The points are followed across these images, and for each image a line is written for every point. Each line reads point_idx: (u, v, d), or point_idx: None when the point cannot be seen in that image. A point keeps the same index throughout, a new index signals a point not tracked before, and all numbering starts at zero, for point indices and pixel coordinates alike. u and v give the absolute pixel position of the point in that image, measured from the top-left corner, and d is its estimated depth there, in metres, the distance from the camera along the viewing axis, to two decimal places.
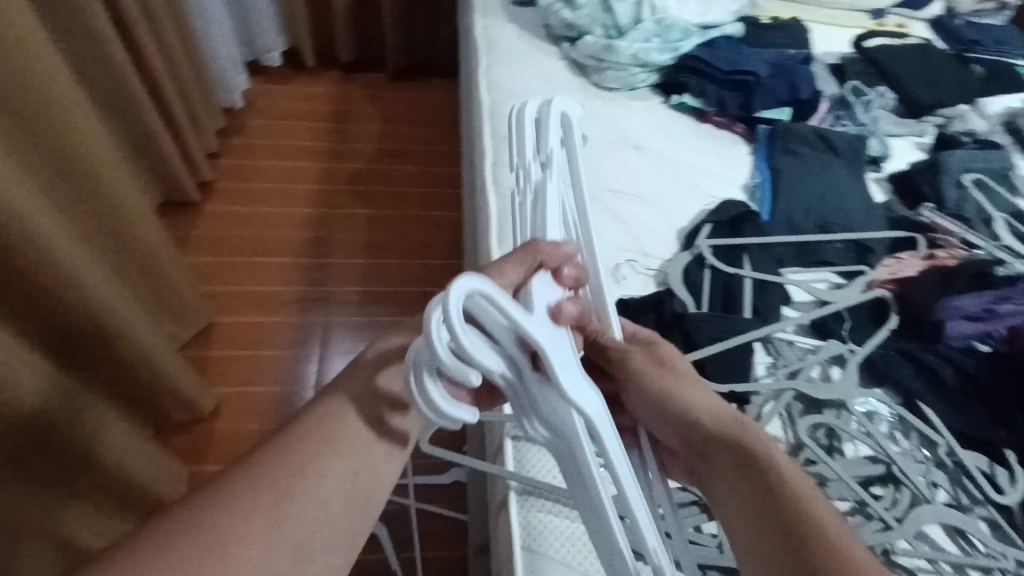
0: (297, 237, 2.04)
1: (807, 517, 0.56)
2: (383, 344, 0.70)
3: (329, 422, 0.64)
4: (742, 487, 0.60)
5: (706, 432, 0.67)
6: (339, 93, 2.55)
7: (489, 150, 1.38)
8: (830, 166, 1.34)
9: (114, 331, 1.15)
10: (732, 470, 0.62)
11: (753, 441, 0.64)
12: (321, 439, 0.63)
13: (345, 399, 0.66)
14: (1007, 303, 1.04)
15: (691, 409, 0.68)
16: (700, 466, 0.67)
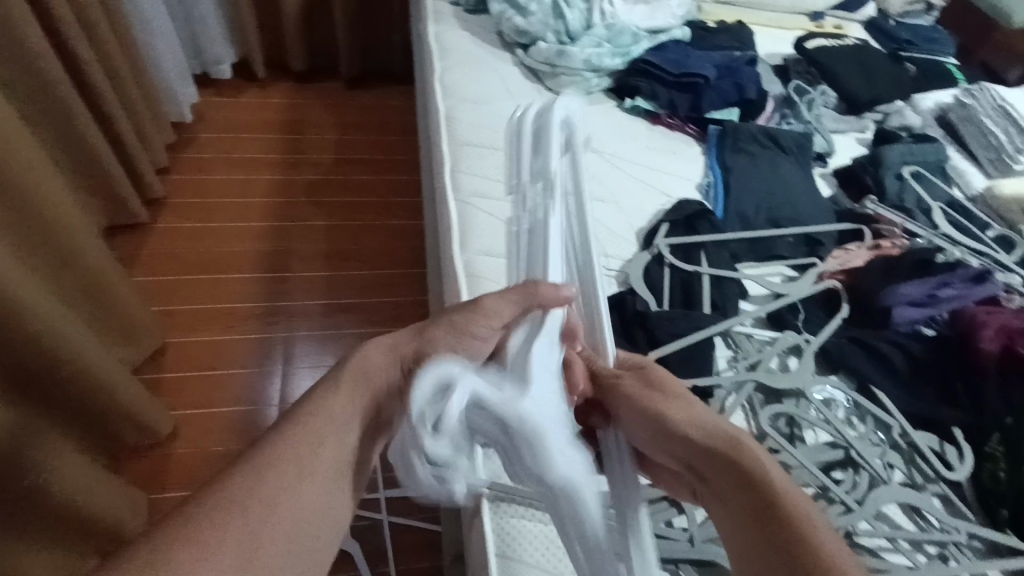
0: (254, 251, 2.00)
1: (799, 534, 0.55)
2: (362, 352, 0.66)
3: (322, 408, 0.62)
4: (735, 503, 0.59)
5: (704, 449, 0.62)
6: (293, 103, 2.51)
7: (448, 157, 1.38)
8: (778, 163, 1.39)
9: (65, 357, 1.10)
10: (733, 490, 0.60)
11: (746, 455, 0.61)
12: (315, 426, 0.61)
13: (335, 391, 0.64)
14: (947, 288, 1.09)
15: (681, 429, 0.64)
16: (700, 486, 0.63)
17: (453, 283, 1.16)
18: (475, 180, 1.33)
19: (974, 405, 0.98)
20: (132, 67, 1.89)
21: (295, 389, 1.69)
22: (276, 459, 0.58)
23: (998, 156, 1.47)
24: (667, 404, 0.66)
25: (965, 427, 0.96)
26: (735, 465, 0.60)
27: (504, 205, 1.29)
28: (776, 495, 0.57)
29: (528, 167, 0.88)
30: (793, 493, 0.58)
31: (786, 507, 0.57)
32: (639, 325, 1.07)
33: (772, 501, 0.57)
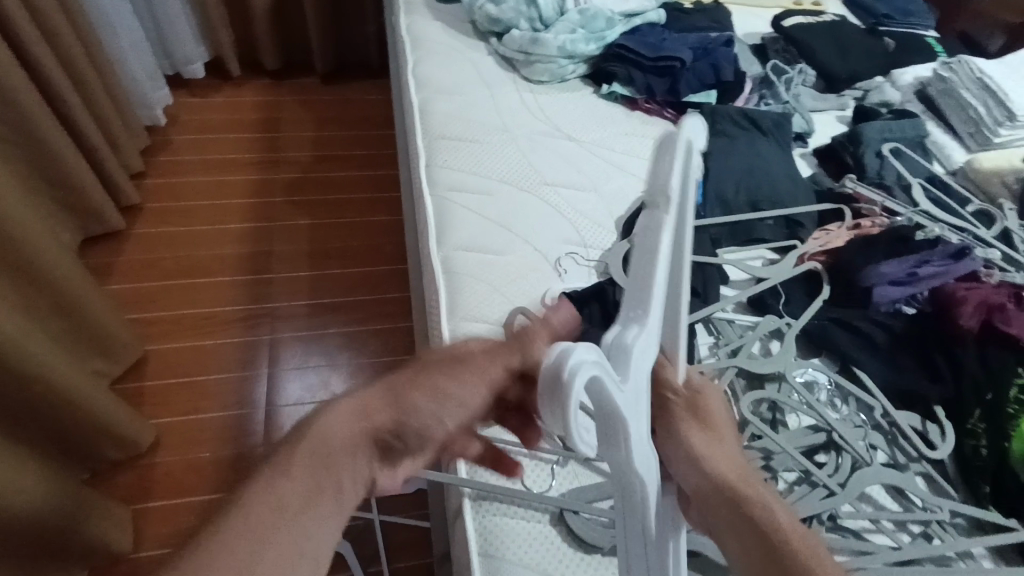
0: (234, 254, 1.97)
1: (798, 559, 0.59)
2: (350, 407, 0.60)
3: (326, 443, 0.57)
4: (740, 530, 0.63)
5: (722, 485, 0.65)
6: (269, 101, 2.47)
7: (423, 151, 1.36)
8: (756, 145, 1.38)
9: (30, 374, 1.09)
10: (744, 526, 0.63)
11: (758, 496, 0.64)
12: (319, 461, 0.56)
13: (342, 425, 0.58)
14: (927, 266, 1.08)
15: (707, 463, 0.66)
16: (708, 514, 0.66)
17: (431, 280, 1.15)
18: (451, 176, 1.31)
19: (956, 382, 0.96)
20: (99, 73, 1.85)
21: (282, 391, 1.68)
22: (260, 504, 0.52)
23: (978, 129, 1.46)
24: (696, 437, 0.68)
25: (946, 404, 0.96)
26: (745, 502, 0.64)
27: (481, 198, 1.28)
28: (782, 534, 0.61)
29: (649, 185, 0.76)
30: (798, 532, 0.62)
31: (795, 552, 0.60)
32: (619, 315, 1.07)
33: (779, 539, 0.61)
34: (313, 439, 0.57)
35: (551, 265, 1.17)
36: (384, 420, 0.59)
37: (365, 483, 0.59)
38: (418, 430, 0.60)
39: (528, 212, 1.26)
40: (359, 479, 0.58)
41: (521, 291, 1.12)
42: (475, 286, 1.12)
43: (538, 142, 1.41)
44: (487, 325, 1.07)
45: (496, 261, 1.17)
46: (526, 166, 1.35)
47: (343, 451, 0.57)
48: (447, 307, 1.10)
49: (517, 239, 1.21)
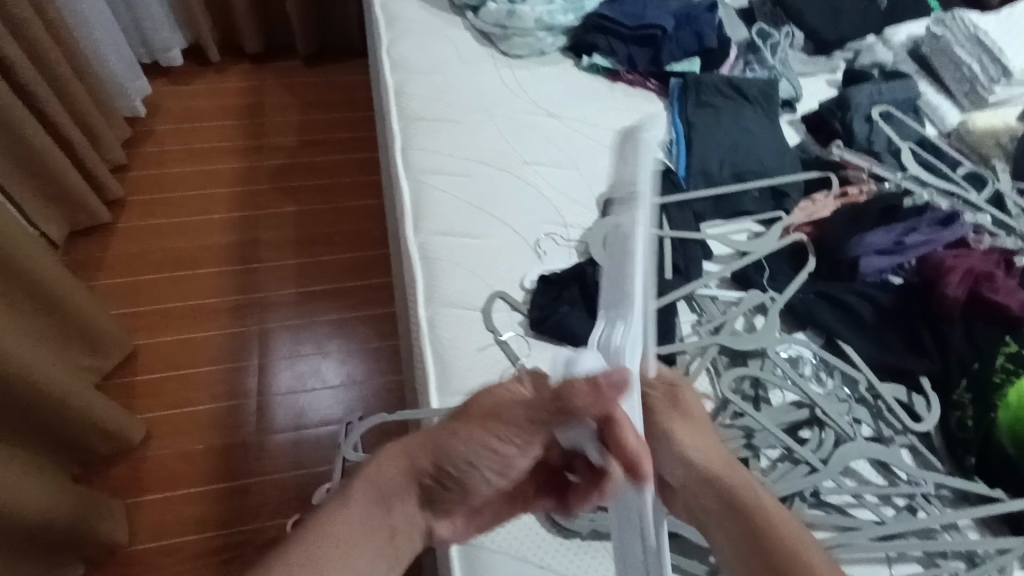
0: (221, 245, 1.96)
1: (784, 548, 0.62)
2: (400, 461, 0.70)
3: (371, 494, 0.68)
4: (729, 524, 0.66)
5: (706, 473, 0.68)
6: (251, 85, 2.42)
7: (399, 134, 1.33)
8: (742, 114, 1.34)
9: (13, 375, 1.09)
10: (730, 513, 0.66)
11: (741, 482, 0.68)
12: (363, 511, 0.67)
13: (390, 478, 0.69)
14: (914, 234, 1.05)
15: (689, 455, 0.70)
16: (693, 501, 0.69)
17: (407, 266, 1.13)
18: (428, 158, 1.28)
19: (941, 354, 0.94)
20: (72, 66, 1.82)
21: (274, 381, 1.69)
22: (309, 545, 0.64)
23: (972, 88, 1.41)
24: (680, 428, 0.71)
25: (932, 376, 0.94)
26: (728, 488, 0.67)
27: (458, 180, 1.25)
28: (764, 517, 0.64)
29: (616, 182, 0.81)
30: (786, 520, 0.65)
31: (776, 531, 0.63)
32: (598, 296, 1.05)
33: (762, 523, 0.64)
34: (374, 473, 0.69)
35: (530, 246, 1.15)
36: (427, 465, 0.69)
37: (414, 522, 0.71)
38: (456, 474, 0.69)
39: (506, 192, 1.23)
40: (409, 517, 0.70)
41: (499, 276, 1.10)
42: (453, 272, 1.10)
43: (517, 119, 1.37)
44: (465, 310, 1.05)
45: (474, 244, 1.15)
46: (505, 144, 1.32)
47: (392, 489, 0.69)
48: (423, 293, 1.08)
49: (494, 222, 1.18)
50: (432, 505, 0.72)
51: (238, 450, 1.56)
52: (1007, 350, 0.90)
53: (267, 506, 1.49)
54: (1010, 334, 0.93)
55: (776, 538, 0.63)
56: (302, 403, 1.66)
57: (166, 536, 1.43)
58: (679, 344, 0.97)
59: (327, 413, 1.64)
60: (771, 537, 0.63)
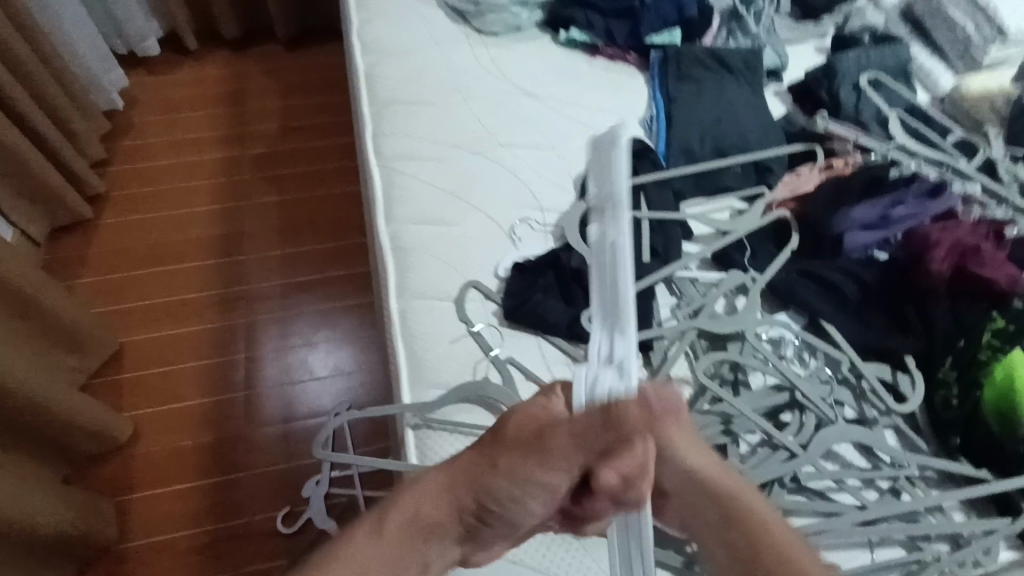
0: (206, 238, 1.94)
1: (779, 557, 0.60)
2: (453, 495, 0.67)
3: (413, 530, 0.67)
4: (725, 534, 0.64)
5: (704, 481, 0.65)
6: (231, 73, 2.37)
7: (370, 120, 1.29)
8: (724, 86, 1.29)
9: None
10: (730, 527, 0.63)
11: (743, 492, 0.64)
12: (404, 550, 0.66)
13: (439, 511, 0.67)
14: (901, 207, 1.01)
15: (686, 461, 0.66)
16: (690, 510, 0.66)
17: (380, 257, 1.10)
18: (400, 145, 1.24)
19: (927, 331, 0.91)
20: (43, 60, 1.78)
21: (261, 374, 1.68)
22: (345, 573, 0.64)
23: (966, 50, 1.35)
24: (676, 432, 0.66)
25: (917, 355, 0.91)
26: (729, 500, 0.64)
27: (431, 166, 1.21)
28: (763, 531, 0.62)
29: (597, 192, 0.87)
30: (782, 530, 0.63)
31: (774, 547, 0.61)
32: (573, 282, 1.02)
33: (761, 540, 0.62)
34: (420, 508, 0.67)
35: (505, 233, 1.12)
36: (469, 502, 0.67)
37: (447, 556, 0.70)
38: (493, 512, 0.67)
39: (480, 176, 1.20)
40: (444, 552, 0.69)
41: (473, 264, 1.08)
42: (425, 262, 1.08)
43: (492, 99, 1.33)
44: (439, 301, 1.03)
45: (446, 233, 1.12)
46: (478, 126, 1.28)
47: (430, 526, 0.67)
48: (396, 285, 1.06)
49: (468, 208, 1.15)
50: (472, 541, 0.70)
51: (228, 444, 1.57)
52: (994, 326, 0.87)
53: (258, 499, 1.49)
54: (998, 308, 0.89)
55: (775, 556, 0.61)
56: (291, 395, 1.65)
57: (161, 532, 1.45)
58: (656, 329, 0.95)
59: (315, 405, 1.64)
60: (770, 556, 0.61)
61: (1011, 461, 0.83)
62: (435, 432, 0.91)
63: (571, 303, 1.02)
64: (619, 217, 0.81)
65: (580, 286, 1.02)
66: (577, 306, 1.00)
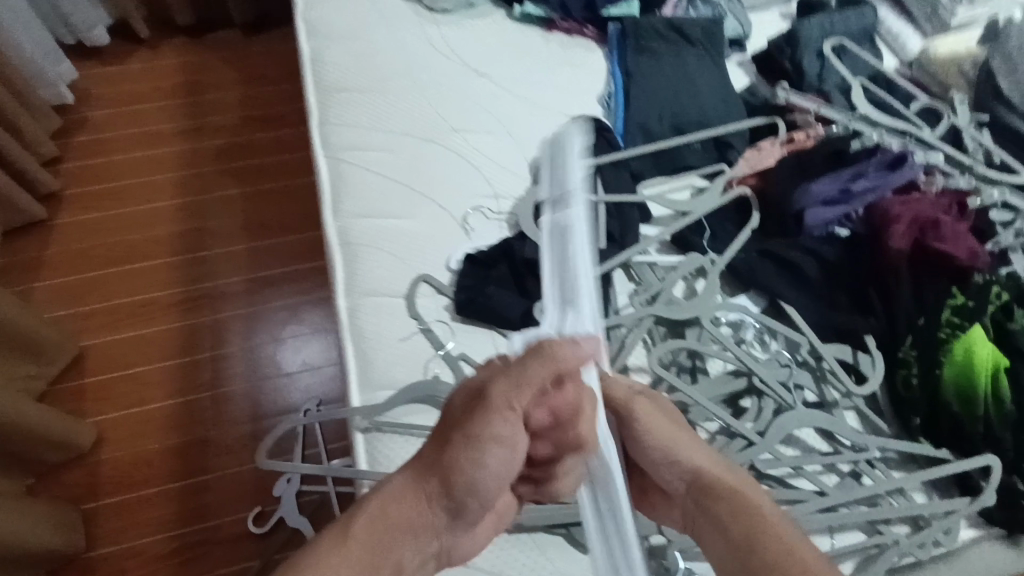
0: (166, 235, 1.88)
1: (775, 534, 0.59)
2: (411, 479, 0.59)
3: (380, 527, 0.58)
4: (719, 523, 0.62)
5: (704, 477, 0.66)
6: (187, 60, 2.29)
7: (316, 108, 1.24)
8: (684, 58, 1.24)
9: None
10: (726, 517, 0.62)
11: (745, 485, 0.64)
12: (372, 549, 0.57)
13: (404, 497, 0.59)
14: (862, 180, 0.97)
15: (686, 460, 0.67)
16: (693, 508, 0.66)
17: (328, 253, 1.07)
18: (347, 134, 1.19)
19: (887, 310, 0.89)
20: None
21: (229, 373, 1.65)
22: None
23: (934, 11, 1.30)
24: (673, 433, 0.69)
25: (877, 334, 0.88)
26: (728, 490, 0.64)
27: (380, 155, 1.16)
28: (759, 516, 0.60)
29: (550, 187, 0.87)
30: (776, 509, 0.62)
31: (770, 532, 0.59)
32: (526, 274, 0.99)
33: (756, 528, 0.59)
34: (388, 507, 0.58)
35: (457, 223, 1.08)
36: (436, 488, 0.59)
37: (426, 552, 0.60)
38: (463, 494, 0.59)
39: (431, 164, 1.15)
40: (421, 552, 0.60)
41: (424, 258, 1.04)
42: (375, 258, 1.04)
43: (444, 81, 1.27)
44: (389, 298, 1.00)
45: (396, 225, 1.08)
46: (429, 111, 1.22)
47: (403, 525, 0.58)
48: (344, 283, 1.03)
49: (419, 199, 1.11)
50: (453, 525, 0.61)
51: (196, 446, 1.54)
52: (953, 304, 0.84)
53: (229, 501, 1.48)
54: (958, 285, 0.87)
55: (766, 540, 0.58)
56: (260, 393, 1.62)
57: (133, 537, 1.44)
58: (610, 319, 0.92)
59: (285, 402, 1.61)
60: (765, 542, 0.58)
61: (972, 442, 0.81)
62: (386, 435, 0.89)
63: (525, 294, 0.98)
64: (575, 203, 0.80)
65: (534, 277, 0.99)
66: (530, 297, 0.97)
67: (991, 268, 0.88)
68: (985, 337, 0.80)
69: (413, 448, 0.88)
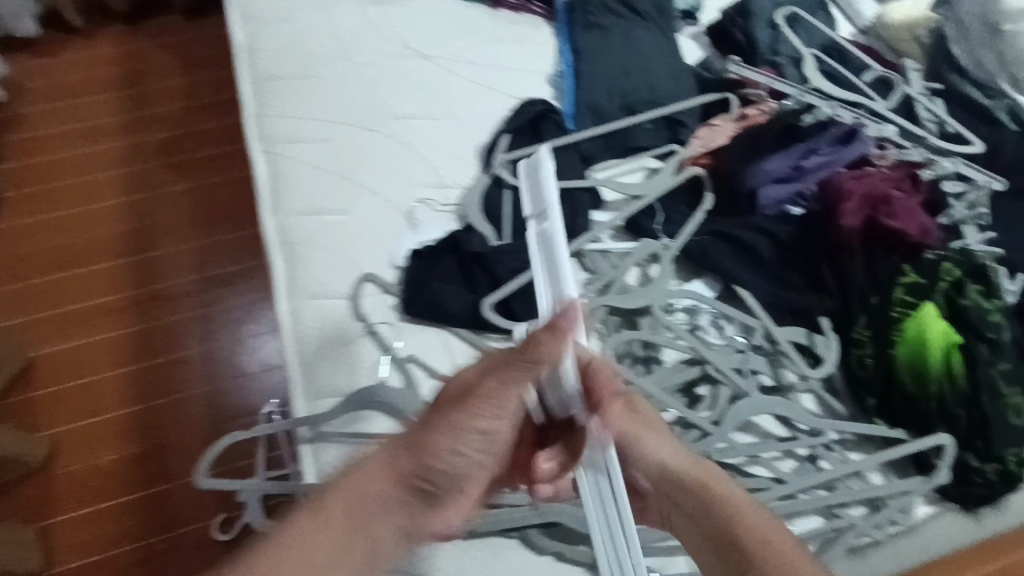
0: (114, 236, 1.80)
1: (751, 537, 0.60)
2: (390, 462, 0.61)
3: (361, 506, 0.61)
4: (696, 521, 0.64)
5: (673, 476, 0.66)
6: (126, 49, 2.17)
7: (251, 99, 1.17)
8: (634, 33, 1.19)
9: None
10: (697, 510, 0.64)
11: (715, 480, 0.65)
12: (347, 527, 0.60)
13: (384, 479, 0.61)
14: (813, 157, 0.95)
15: (654, 459, 0.67)
16: (666, 507, 0.67)
17: (268, 254, 1.02)
18: (285, 126, 1.13)
19: (841, 288, 0.87)
20: None
21: (185, 378, 1.59)
22: (286, 561, 0.58)
23: None
24: (643, 433, 0.69)
25: (832, 315, 0.87)
26: (700, 490, 0.64)
27: (319, 148, 1.11)
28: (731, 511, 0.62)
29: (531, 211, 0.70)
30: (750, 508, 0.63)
31: (745, 528, 0.61)
32: (474, 268, 0.96)
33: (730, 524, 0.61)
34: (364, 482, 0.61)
35: (402, 216, 1.04)
36: (412, 467, 0.61)
37: (398, 535, 0.63)
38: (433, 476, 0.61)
39: (374, 155, 1.10)
40: (394, 532, 0.62)
41: (368, 255, 1.00)
42: (316, 258, 0.99)
43: (385, 65, 1.21)
44: (331, 300, 0.96)
45: (338, 221, 1.03)
46: (371, 97, 1.16)
47: (375, 503, 0.61)
48: (285, 284, 0.98)
49: (361, 193, 1.06)
50: (428, 508, 0.63)
51: (156, 453, 1.50)
52: (906, 281, 0.83)
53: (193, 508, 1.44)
54: (910, 262, 0.85)
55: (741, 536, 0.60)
56: (219, 397, 1.57)
57: (95, 550, 1.40)
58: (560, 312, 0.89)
59: (247, 404, 1.56)
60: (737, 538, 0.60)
61: (928, 420, 0.79)
62: (332, 444, 0.86)
63: (473, 289, 0.95)
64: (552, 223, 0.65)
65: (482, 271, 0.95)
66: (480, 291, 0.93)
67: (942, 245, 0.87)
68: (937, 314, 0.79)
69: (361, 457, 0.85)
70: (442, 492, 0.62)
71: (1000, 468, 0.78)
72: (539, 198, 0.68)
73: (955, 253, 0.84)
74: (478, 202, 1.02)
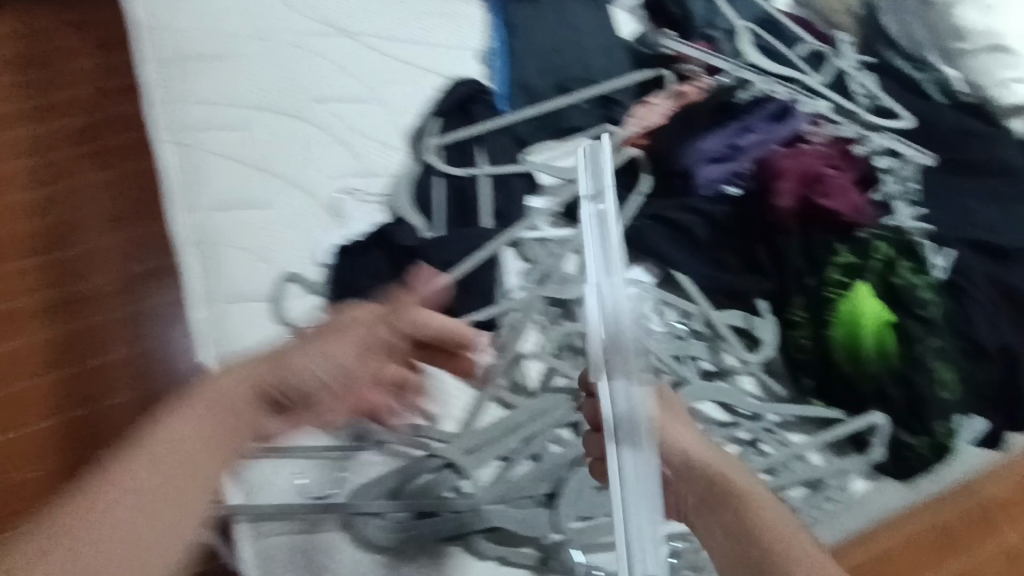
0: (19, 232, 1.64)
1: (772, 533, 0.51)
2: (242, 379, 0.60)
3: (215, 410, 0.57)
4: (712, 513, 0.54)
5: (702, 470, 0.56)
6: (26, 25, 1.97)
7: (154, 83, 1.07)
8: (567, 5, 1.13)
9: None
10: (716, 501, 0.54)
11: (739, 477, 0.56)
12: (208, 424, 0.57)
13: (241, 388, 0.59)
14: (749, 135, 0.93)
15: (682, 449, 0.56)
16: (681, 496, 0.56)
17: (179, 255, 0.94)
18: (192, 114, 1.04)
19: (777, 269, 0.86)
20: None
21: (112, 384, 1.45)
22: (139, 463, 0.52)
23: None
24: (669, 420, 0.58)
25: (769, 297, 0.86)
26: (726, 485, 0.55)
27: (232, 136, 1.02)
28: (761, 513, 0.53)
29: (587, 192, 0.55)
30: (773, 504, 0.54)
31: (776, 535, 0.51)
32: (404, 263, 0.90)
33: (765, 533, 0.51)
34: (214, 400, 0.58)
35: (326, 208, 0.97)
36: (268, 376, 0.61)
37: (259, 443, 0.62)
38: (290, 382, 0.61)
39: (292, 143, 1.02)
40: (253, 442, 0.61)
41: (290, 252, 0.93)
42: (231, 257, 0.92)
43: (302, 41, 1.12)
44: (251, 303, 0.89)
45: (254, 216, 0.95)
46: (287, 78, 1.08)
47: (229, 411, 0.58)
48: (199, 287, 0.90)
49: (279, 184, 0.98)
50: (285, 418, 0.62)
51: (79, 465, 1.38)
52: (840, 261, 0.82)
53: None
54: (845, 241, 0.84)
55: (772, 547, 0.50)
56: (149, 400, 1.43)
57: None
58: (497, 307, 0.87)
59: None
60: (771, 547, 0.51)
61: (862, 399, 0.80)
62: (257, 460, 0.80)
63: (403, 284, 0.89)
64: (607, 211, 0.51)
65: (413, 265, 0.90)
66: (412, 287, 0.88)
67: (876, 221, 0.86)
68: (871, 294, 0.79)
69: (288, 470, 0.80)
70: (295, 404, 0.62)
71: (932, 440, 0.79)
72: (599, 165, 0.55)
73: (887, 231, 0.84)
74: (408, 191, 0.97)
